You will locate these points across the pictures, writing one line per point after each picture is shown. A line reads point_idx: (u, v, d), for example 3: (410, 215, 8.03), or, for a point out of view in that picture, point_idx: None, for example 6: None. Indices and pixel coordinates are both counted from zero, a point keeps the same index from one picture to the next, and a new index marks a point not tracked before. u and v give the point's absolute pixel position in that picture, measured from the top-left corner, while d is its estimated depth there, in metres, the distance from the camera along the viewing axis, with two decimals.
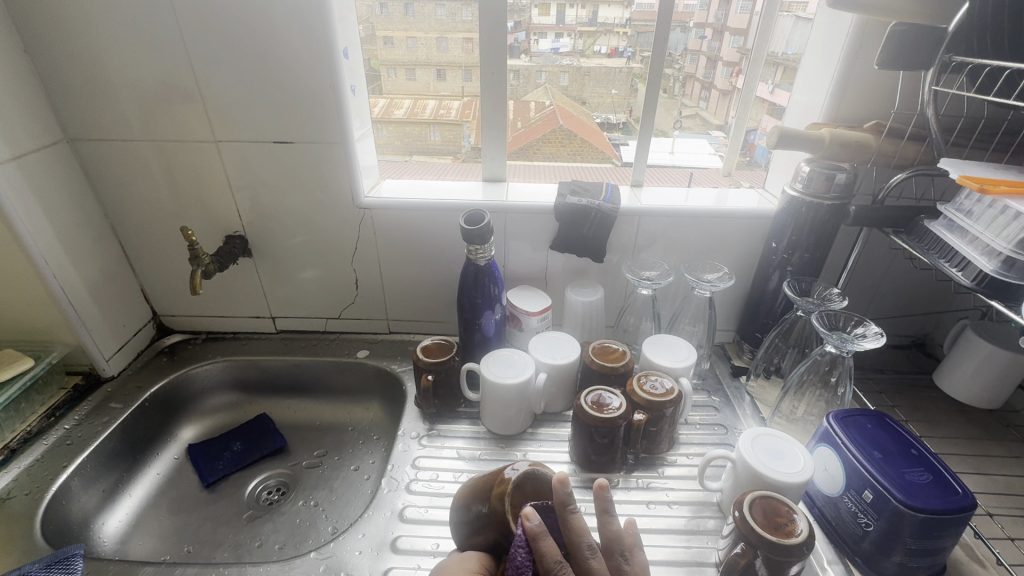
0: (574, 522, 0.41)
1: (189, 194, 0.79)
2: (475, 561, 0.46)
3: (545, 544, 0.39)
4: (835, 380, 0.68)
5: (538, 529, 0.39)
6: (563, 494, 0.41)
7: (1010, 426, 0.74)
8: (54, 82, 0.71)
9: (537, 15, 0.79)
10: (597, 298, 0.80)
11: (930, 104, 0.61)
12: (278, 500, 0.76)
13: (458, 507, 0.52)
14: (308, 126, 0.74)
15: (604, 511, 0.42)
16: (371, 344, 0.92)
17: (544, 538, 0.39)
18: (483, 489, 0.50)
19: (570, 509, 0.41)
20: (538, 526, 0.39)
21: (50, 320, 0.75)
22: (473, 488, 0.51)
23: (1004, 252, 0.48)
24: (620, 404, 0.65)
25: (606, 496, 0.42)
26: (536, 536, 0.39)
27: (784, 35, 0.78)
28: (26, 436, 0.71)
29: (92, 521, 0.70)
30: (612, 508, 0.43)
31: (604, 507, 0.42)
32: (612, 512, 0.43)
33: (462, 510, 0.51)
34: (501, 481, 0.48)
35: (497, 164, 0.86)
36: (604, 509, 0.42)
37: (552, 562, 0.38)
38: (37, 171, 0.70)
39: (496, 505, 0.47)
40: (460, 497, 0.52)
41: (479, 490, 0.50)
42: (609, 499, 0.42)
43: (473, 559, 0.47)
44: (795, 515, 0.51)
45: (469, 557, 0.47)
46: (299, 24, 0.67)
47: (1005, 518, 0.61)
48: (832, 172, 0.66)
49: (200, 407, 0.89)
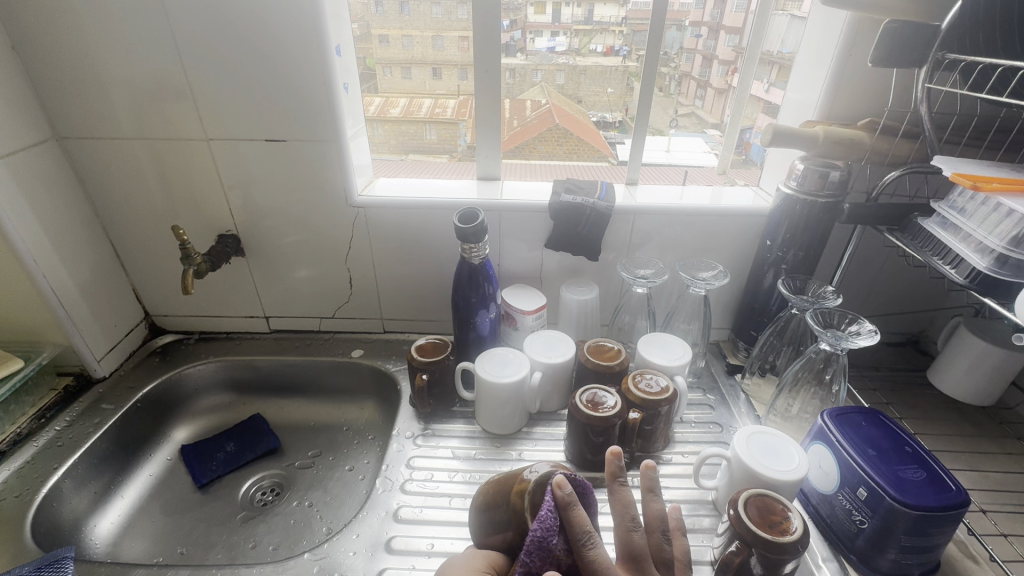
0: (620, 494, 0.44)
1: (182, 194, 0.79)
2: (484, 560, 0.46)
3: (574, 513, 0.41)
4: (830, 377, 0.68)
5: (569, 498, 0.41)
6: (614, 466, 0.44)
7: (1004, 423, 0.75)
8: (43, 80, 0.70)
9: (532, 14, 0.80)
10: (592, 296, 0.80)
11: (923, 102, 0.61)
12: (272, 501, 0.76)
13: (479, 503, 0.51)
14: (300, 124, 0.73)
15: (649, 490, 0.45)
16: (365, 344, 0.91)
17: (575, 506, 0.41)
18: (504, 489, 0.50)
19: (619, 481, 0.44)
20: (568, 494, 0.41)
21: (40, 320, 0.74)
22: (494, 487, 0.51)
23: (997, 249, 0.48)
24: (615, 403, 0.65)
25: (651, 476, 0.45)
26: (566, 505, 0.41)
27: (780, 33, 0.77)
28: (17, 437, 0.71)
29: (84, 522, 0.69)
30: (657, 489, 0.45)
31: (649, 486, 0.45)
32: (656, 493, 0.45)
33: (482, 508, 0.51)
34: (521, 480, 0.48)
35: (492, 161, 0.85)
36: (649, 488, 0.45)
37: (580, 531, 0.40)
38: (26, 170, 0.69)
39: (516, 502, 0.47)
40: (483, 492, 0.52)
41: (499, 488, 0.50)
42: (654, 479, 0.45)
43: (483, 558, 0.46)
44: (790, 513, 0.51)
45: (479, 556, 0.47)
46: (291, 23, 0.67)
47: (999, 515, 0.61)
48: (826, 170, 0.66)
49: (193, 407, 0.88)
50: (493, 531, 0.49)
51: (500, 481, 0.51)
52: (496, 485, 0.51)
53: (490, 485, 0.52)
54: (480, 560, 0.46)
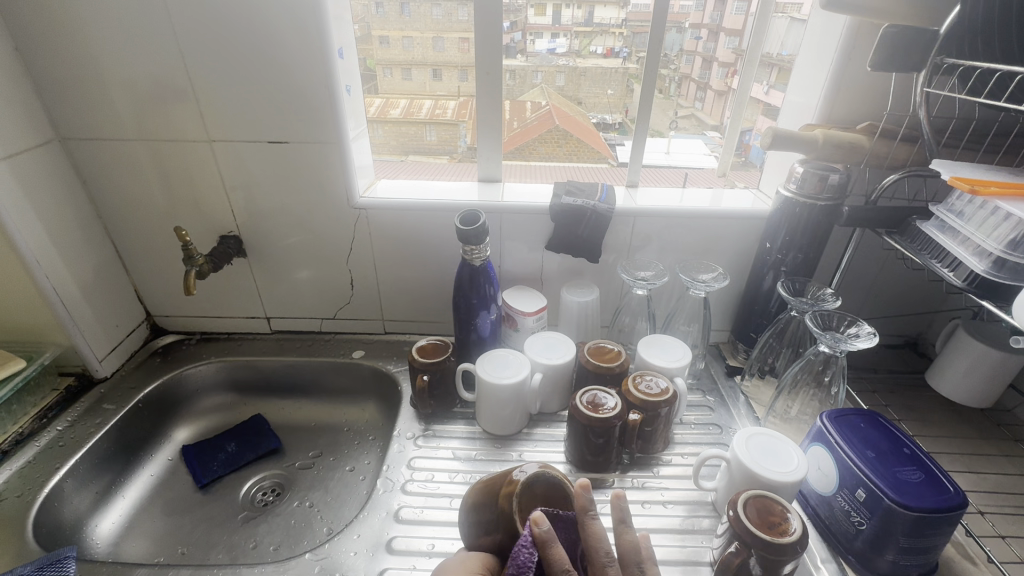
0: (591, 528, 0.42)
1: (184, 195, 0.79)
2: (479, 562, 0.46)
3: (554, 551, 0.39)
4: (829, 379, 0.68)
5: (546, 535, 0.39)
6: (584, 499, 0.42)
7: (1001, 425, 0.75)
8: (46, 81, 0.71)
9: (533, 15, 0.80)
10: (592, 298, 0.80)
11: (921, 106, 0.61)
12: (273, 501, 0.76)
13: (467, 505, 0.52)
14: (302, 125, 0.74)
15: (621, 521, 0.43)
16: (367, 344, 0.92)
17: (554, 544, 0.39)
18: (492, 491, 0.50)
19: (590, 515, 0.42)
20: (546, 531, 0.39)
21: (42, 321, 0.75)
22: (483, 487, 0.52)
23: (995, 253, 0.49)
24: (615, 404, 0.66)
25: (622, 506, 0.43)
26: (544, 543, 0.39)
27: (779, 37, 0.78)
28: (18, 437, 0.71)
29: (85, 522, 0.69)
30: (628, 519, 0.43)
31: (621, 517, 0.43)
32: (628, 522, 0.43)
33: (470, 513, 0.51)
34: (510, 481, 0.49)
35: (492, 163, 0.86)
36: (620, 519, 0.43)
37: (559, 571, 0.38)
38: (28, 171, 0.69)
39: (504, 505, 0.48)
40: (470, 495, 0.52)
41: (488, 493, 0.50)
42: (624, 509, 0.43)
43: (476, 560, 0.46)
44: (788, 515, 0.51)
45: (472, 559, 0.46)
46: (294, 24, 0.67)
47: (997, 516, 0.62)
48: (825, 173, 0.67)
49: (194, 408, 0.88)
50: (482, 534, 0.49)
51: (489, 482, 0.52)
52: (486, 486, 0.51)
53: (480, 485, 0.52)
54: (475, 561, 0.46)
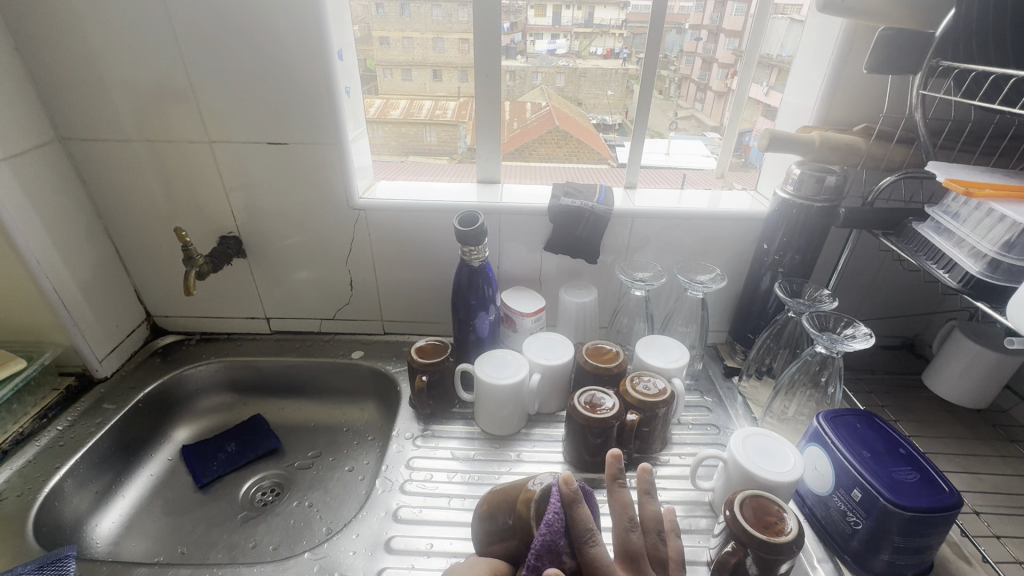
0: (619, 495, 0.44)
1: (183, 195, 0.79)
2: (487, 566, 0.46)
3: (580, 510, 0.41)
4: (826, 379, 0.69)
5: (575, 495, 0.41)
6: (615, 468, 0.44)
7: (997, 426, 0.75)
8: (47, 81, 0.71)
9: (533, 16, 0.80)
10: (591, 299, 0.81)
11: (918, 108, 0.61)
12: (272, 501, 0.77)
13: (483, 511, 0.52)
14: (301, 126, 0.74)
15: (646, 492, 0.46)
16: (366, 345, 0.92)
17: (581, 504, 0.42)
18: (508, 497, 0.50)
19: (618, 483, 0.45)
20: (575, 492, 0.42)
21: (43, 321, 0.75)
22: (499, 496, 0.51)
23: (989, 255, 0.49)
24: (613, 404, 0.66)
25: (648, 479, 0.46)
26: (572, 502, 0.41)
27: (778, 38, 0.79)
28: (19, 437, 0.71)
29: (85, 521, 0.70)
30: (653, 491, 0.46)
31: (646, 488, 0.46)
32: (652, 494, 0.46)
33: (486, 516, 0.51)
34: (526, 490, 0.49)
35: (492, 164, 0.86)
36: (645, 490, 0.46)
37: (585, 529, 0.41)
38: (29, 171, 0.69)
39: (522, 511, 0.47)
40: (486, 501, 0.52)
41: (505, 498, 0.50)
42: (651, 481, 0.46)
43: (483, 564, 0.47)
44: (785, 514, 0.52)
45: (481, 563, 0.47)
46: (294, 25, 0.67)
47: (992, 516, 0.62)
48: (822, 175, 0.67)
49: (194, 408, 0.89)
50: (497, 540, 0.49)
51: (507, 489, 0.51)
52: (503, 493, 0.51)
53: (498, 492, 0.52)
54: (483, 566, 0.46)
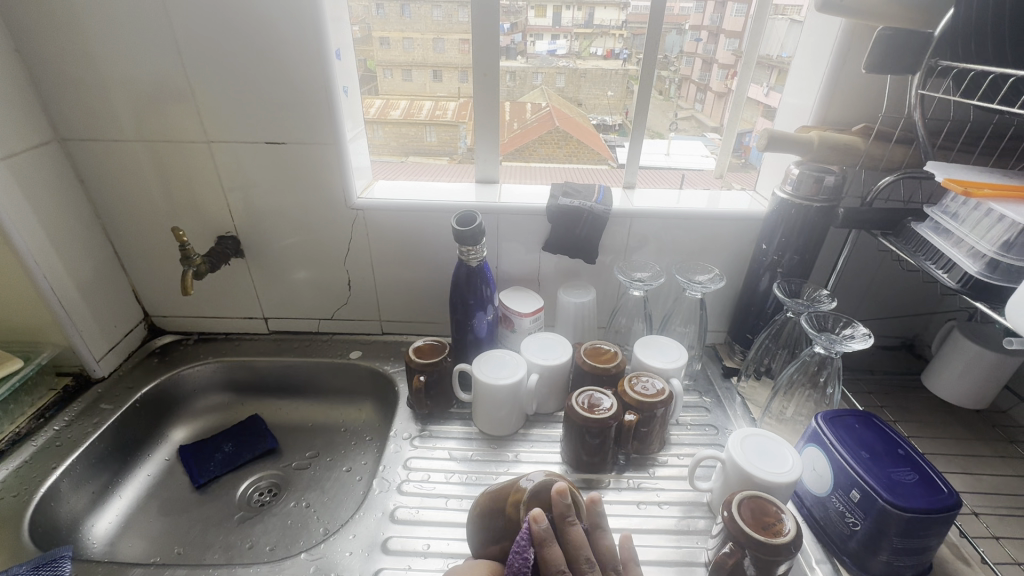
0: (571, 535, 0.44)
1: (182, 195, 0.79)
2: (486, 569, 0.46)
3: (548, 549, 0.42)
4: (824, 380, 0.68)
5: (545, 533, 0.43)
6: (562, 504, 0.45)
7: (997, 426, 0.75)
8: (46, 81, 0.71)
9: (533, 17, 0.81)
10: (589, 298, 0.80)
11: (917, 108, 0.61)
12: (269, 501, 0.76)
13: (475, 514, 0.52)
14: (299, 125, 0.74)
15: (596, 526, 0.46)
16: (364, 344, 0.92)
17: (549, 542, 0.42)
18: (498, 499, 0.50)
19: (568, 521, 0.45)
20: (544, 530, 0.43)
21: (40, 321, 0.75)
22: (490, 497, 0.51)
23: (988, 255, 0.49)
24: (611, 404, 0.66)
25: (597, 511, 0.47)
26: (542, 540, 0.42)
27: (778, 39, 0.78)
28: (15, 436, 0.71)
29: (82, 521, 0.70)
30: (603, 523, 0.46)
31: (595, 521, 0.46)
32: (603, 526, 0.46)
33: (479, 519, 0.51)
34: (516, 490, 0.49)
35: (491, 164, 0.86)
36: (595, 523, 0.46)
37: (554, 570, 0.41)
38: (26, 171, 0.69)
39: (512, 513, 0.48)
40: (478, 503, 0.52)
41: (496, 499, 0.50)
42: (600, 513, 0.47)
43: (483, 566, 0.47)
44: (783, 515, 0.51)
45: (480, 565, 0.46)
46: (292, 25, 0.67)
47: (992, 517, 0.62)
48: (821, 175, 0.67)
49: (192, 408, 0.88)
50: (492, 542, 0.49)
51: (495, 490, 0.52)
52: (491, 494, 0.51)
53: (486, 494, 0.52)
54: (483, 568, 0.46)
